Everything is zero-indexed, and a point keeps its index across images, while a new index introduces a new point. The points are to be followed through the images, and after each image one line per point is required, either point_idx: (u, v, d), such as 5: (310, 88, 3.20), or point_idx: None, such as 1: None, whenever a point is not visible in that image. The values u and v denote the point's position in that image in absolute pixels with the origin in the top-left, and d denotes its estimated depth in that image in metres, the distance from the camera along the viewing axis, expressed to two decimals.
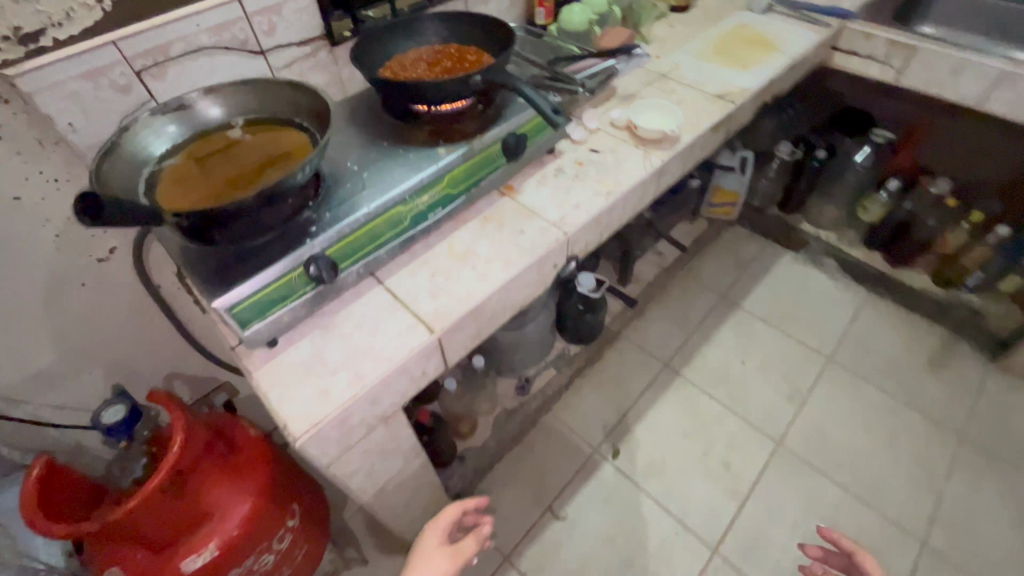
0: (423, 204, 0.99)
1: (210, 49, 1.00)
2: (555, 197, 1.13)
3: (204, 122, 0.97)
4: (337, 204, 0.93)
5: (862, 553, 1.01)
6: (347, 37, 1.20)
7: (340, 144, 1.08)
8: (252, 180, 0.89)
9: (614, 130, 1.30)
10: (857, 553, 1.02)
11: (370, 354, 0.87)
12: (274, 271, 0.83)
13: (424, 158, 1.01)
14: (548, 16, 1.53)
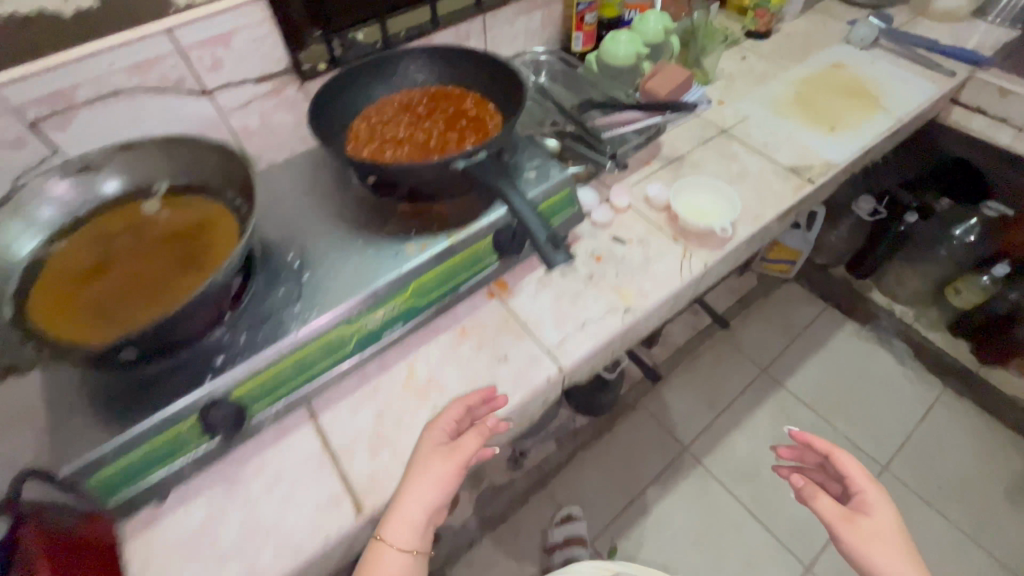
0: (376, 320, 0.76)
1: (134, 91, 0.79)
2: (558, 307, 0.88)
3: (119, 189, 0.78)
4: (261, 320, 0.72)
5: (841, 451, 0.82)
6: (322, 71, 0.96)
7: (291, 219, 0.86)
8: (149, 283, 0.70)
9: (649, 211, 1.01)
10: (833, 453, 0.83)
11: (275, 536, 0.66)
12: (154, 421, 0.63)
13: (386, 256, 0.78)
14: (587, 41, 1.23)
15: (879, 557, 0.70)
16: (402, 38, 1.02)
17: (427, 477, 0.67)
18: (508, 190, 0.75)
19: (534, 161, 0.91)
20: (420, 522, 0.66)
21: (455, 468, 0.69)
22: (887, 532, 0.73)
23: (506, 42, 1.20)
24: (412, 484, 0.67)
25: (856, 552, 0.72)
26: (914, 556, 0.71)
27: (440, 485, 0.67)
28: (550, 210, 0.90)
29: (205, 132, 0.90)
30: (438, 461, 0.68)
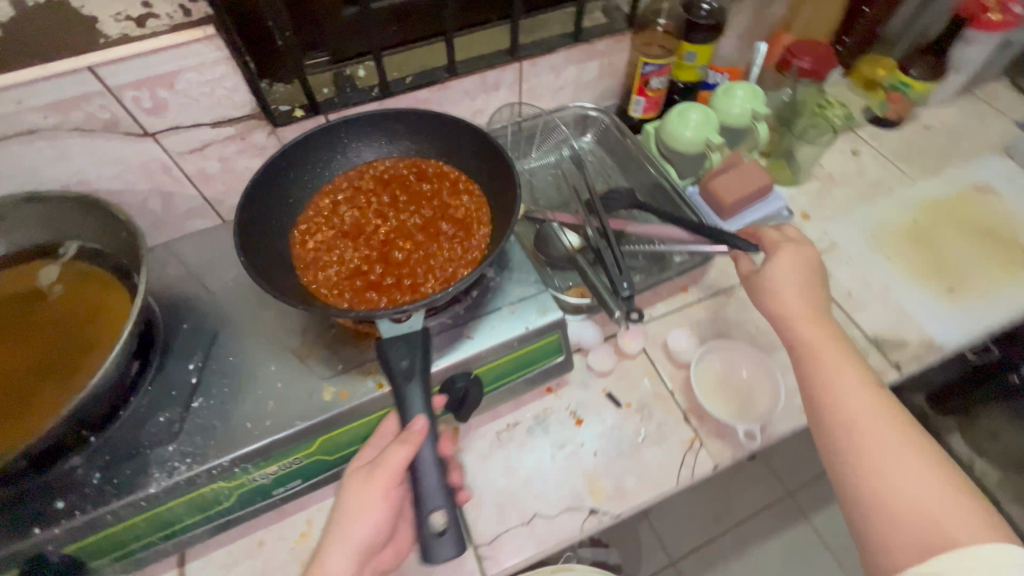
0: (266, 477, 0.62)
1: (53, 132, 0.66)
2: (506, 485, 0.70)
3: (21, 246, 0.67)
4: (123, 456, 0.59)
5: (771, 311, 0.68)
6: (297, 118, 0.78)
7: (217, 307, 0.71)
8: (11, 387, 0.59)
9: (663, 365, 0.79)
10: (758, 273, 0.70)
11: None
12: None
13: (295, 398, 0.62)
14: (650, 109, 0.97)
15: (800, 331, 0.63)
16: (407, 83, 0.82)
17: (343, 514, 0.55)
18: (409, 392, 0.58)
19: (520, 292, 0.71)
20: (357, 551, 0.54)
21: (354, 480, 0.56)
22: (794, 295, 0.65)
23: (547, 93, 0.97)
24: (333, 530, 0.55)
25: (788, 330, 0.64)
26: (831, 327, 0.63)
27: (354, 500, 0.55)
28: (525, 360, 0.70)
29: (148, 176, 0.76)
30: (348, 482, 0.57)
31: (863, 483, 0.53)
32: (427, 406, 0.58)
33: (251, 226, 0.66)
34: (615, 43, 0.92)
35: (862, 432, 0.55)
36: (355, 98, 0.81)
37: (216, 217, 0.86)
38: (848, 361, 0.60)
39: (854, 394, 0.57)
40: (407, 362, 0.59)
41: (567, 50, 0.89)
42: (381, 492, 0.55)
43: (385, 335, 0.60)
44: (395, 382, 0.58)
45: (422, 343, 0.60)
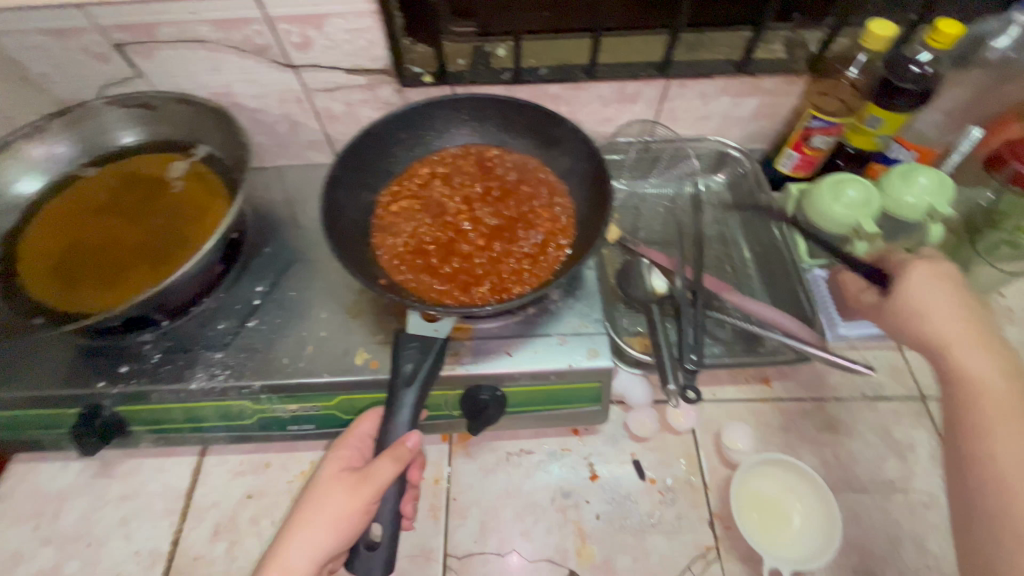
0: (285, 411, 0.65)
1: (215, 44, 0.72)
2: (497, 509, 0.67)
3: (167, 137, 0.76)
4: (181, 347, 0.65)
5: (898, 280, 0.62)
6: (424, 83, 0.78)
7: (299, 240, 0.76)
8: (118, 255, 0.67)
9: (707, 453, 0.70)
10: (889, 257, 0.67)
11: (89, 552, 0.65)
12: (44, 399, 0.63)
13: (331, 351, 0.65)
14: (802, 167, 0.85)
15: (946, 329, 0.56)
16: (540, 74, 0.79)
17: (312, 512, 0.54)
18: (402, 397, 0.58)
19: (577, 324, 0.67)
20: (320, 557, 0.53)
21: (337, 480, 0.56)
22: (939, 286, 0.58)
23: (687, 119, 0.87)
24: (297, 525, 0.54)
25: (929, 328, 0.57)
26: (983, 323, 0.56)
27: (331, 501, 0.54)
28: (558, 395, 0.66)
29: (283, 103, 0.81)
30: (331, 481, 0.56)
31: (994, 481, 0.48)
32: (413, 416, 0.59)
33: (347, 179, 0.69)
34: (784, 83, 0.80)
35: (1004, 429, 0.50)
36: (484, 77, 0.79)
37: (331, 155, 0.90)
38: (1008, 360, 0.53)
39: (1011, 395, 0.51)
40: (412, 367, 0.59)
41: (724, 79, 0.79)
42: (360, 504, 0.54)
43: (408, 331, 0.61)
44: (394, 382, 0.59)
45: (434, 353, 0.60)
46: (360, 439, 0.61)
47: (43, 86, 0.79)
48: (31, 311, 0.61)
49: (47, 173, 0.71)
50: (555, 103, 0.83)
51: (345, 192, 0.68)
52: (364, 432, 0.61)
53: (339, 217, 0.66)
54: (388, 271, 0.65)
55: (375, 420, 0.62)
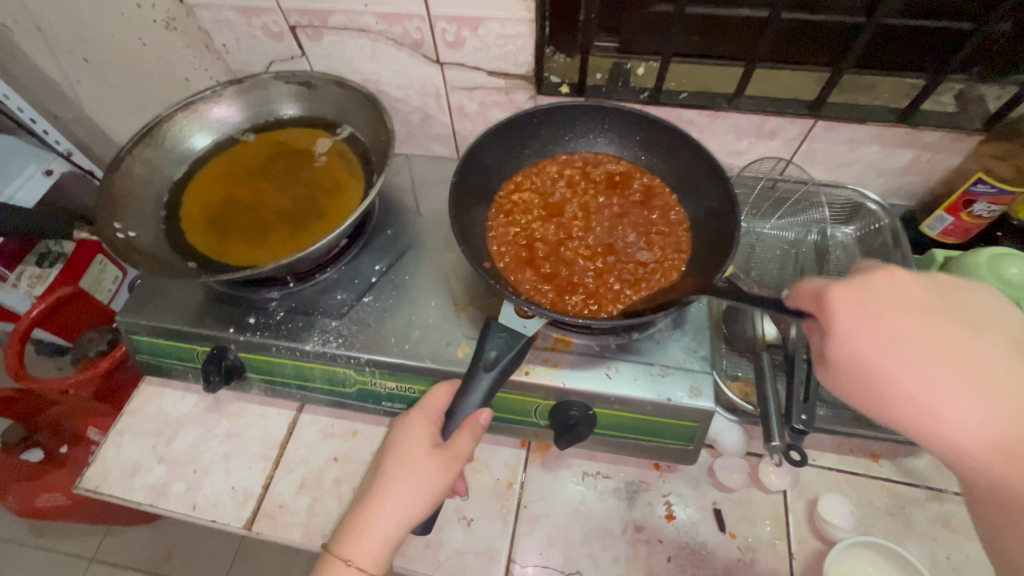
0: (384, 387, 0.68)
1: (377, 35, 0.77)
2: (565, 526, 0.67)
3: (319, 115, 0.82)
4: (302, 309, 0.70)
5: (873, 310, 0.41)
6: (561, 93, 0.80)
7: (418, 228, 0.79)
8: (262, 216, 0.73)
9: (797, 520, 0.66)
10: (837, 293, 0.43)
11: (194, 478, 0.71)
12: (184, 334, 0.70)
13: (435, 339, 0.67)
14: (954, 232, 0.77)
15: (887, 356, 0.39)
16: (679, 98, 0.77)
17: (404, 479, 0.53)
18: (476, 382, 0.57)
19: (680, 358, 0.65)
20: (409, 523, 0.53)
21: (431, 454, 0.54)
22: (905, 295, 0.41)
23: (826, 163, 0.83)
24: (389, 489, 0.53)
25: (855, 348, 0.40)
26: (975, 344, 0.37)
27: (422, 473, 0.53)
28: (649, 427, 0.65)
29: (422, 96, 0.85)
30: (423, 454, 0.54)
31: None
32: (484, 400, 0.57)
33: (475, 177, 0.71)
34: (948, 139, 0.73)
35: (1011, 487, 0.35)
36: (621, 95, 0.78)
37: (454, 150, 0.94)
38: (986, 392, 0.36)
39: (984, 438, 0.35)
40: (494, 354, 0.58)
41: (879, 126, 0.74)
42: (449, 480, 0.54)
43: (499, 320, 0.60)
44: (473, 366, 0.58)
45: (518, 346, 0.58)
46: (432, 413, 0.57)
47: (222, 56, 0.90)
48: (187, 255, 0.68)
49: (217, 134, 0.80)
50: (687, 129, 0.81)
51: (473, 190, 0.71)
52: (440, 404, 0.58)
53: (465, 213, 0.68)
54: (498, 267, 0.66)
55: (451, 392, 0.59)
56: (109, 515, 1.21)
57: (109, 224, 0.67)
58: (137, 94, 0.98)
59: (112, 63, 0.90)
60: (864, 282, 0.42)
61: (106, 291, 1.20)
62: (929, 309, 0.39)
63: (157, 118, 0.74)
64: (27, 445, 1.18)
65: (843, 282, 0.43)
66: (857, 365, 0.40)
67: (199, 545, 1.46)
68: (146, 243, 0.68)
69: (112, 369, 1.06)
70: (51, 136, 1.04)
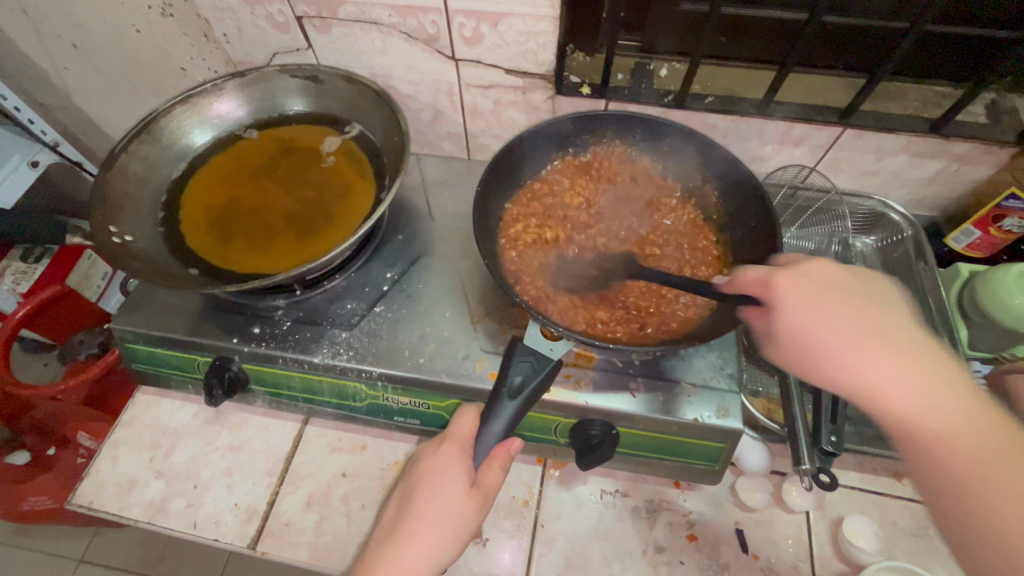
0: (396, 402, 0.66)
1: (390, 28, 0.73)
2: (584, 546, 0.65)
3: (327, 111, 0.77)
4: (310, 320, 0.67)
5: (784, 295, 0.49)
6: (582, 94, 0.76)
7: (431, 233, 0.76)
8: (266, 220, 0.70)
9: (820, 542, 0.65)
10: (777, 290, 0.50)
11: (194, 493, 0.68)
12: (183, 343, 0.66)
13: (451, 353, 0.64)
14: (980, 247, 0.76)
15: (830, 329, 0.46)
16: (704, 102, 0.74)
17: (438, 518, 0.51)
18: (501, 408, 0.55)
19: (707, 376, 0.62)
20: (438, 566, 0.51)
21: (466, 495, 0.53)
22: (835, 280, 0.50)
23: (850, 172, 0.80)
24: (418, 532, 0.51)
25: (801, 322, 0.48)
26: (884, 325, 0.46)
27: (458, 514, 0.52)
28: (675, 447, 0.62)
29: (434, 93, 0.82)
30: (460, 495, 0.52)
31: (951, 478, 0.42)
32: (508, 428, 0.55)
33: (493, 181, 0.68)
34: (979, 151, 0.71)
35: (946, 442, 0.42)
36: (644, 97, 0.75)
37: (465, 150, 0.90)
38: (911, 372, 0.43)
39: (910, 404, 0.43)
40: (521, 380, 0.56)
41: (910, 136, 0.71)
42: (479, 519, 0.54)
43: (525, 341, 0.58)
44: (498, 391, 0.56)
45: (546, 371, 0.56)
46: (461, 442, 0.55)
47: (222, 45, 0.83)
48: (187, 261, 0.65)
49: (218, 130, 0.76)
50: (711, 133, 0.78)
51: (491, 196, 0.68)
52: (468, 432, 0.56)
53: (484, 221, 0.65)
54: (521, 286, 0.64)
55: (478, 418, 0.56)
56: (94, 521, 1.16)
57: (103, 227, 0.63)
58: (130, 83, 0.92)
59: (106, 47, 0.85)
60: (802, 268, 0.51)
61: (94, 288, 1.14)
62: (846, 293, 0.48)
63: (155, 113, 0.70)
64: (12, 448, 1.12)
65: (789, 271, 0.50)
66: (806, 336, 0.47)
67: (189, 548, 1.42)
68: (144, 248, 0.64)
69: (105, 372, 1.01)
70: (36, 125, 0.97)
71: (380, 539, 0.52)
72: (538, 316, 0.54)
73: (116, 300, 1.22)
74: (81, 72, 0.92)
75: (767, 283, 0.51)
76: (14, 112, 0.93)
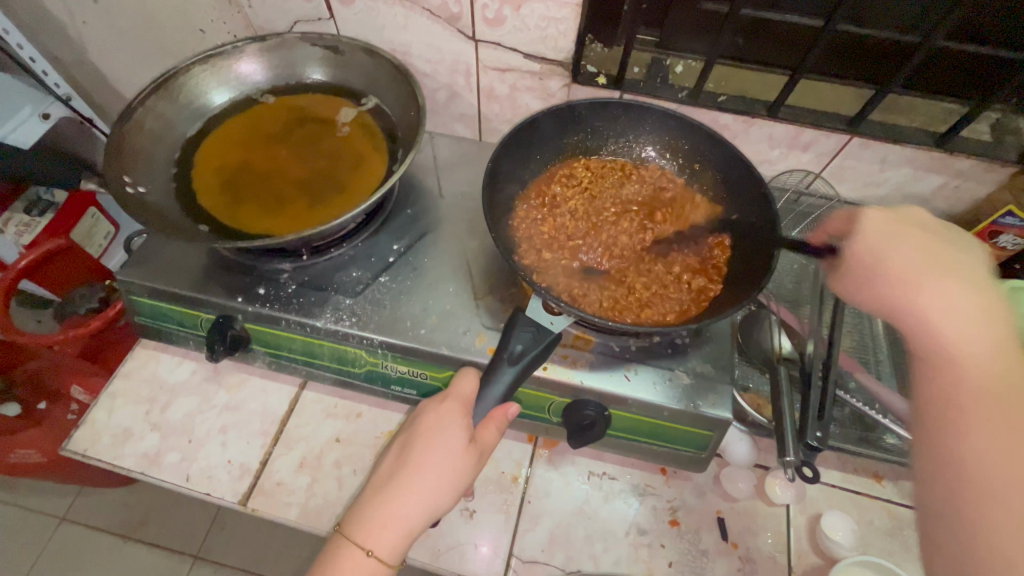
0: (394, 370, 0.67)
1: (414, 5, 0.74)
2: (568, 525, 0.66)
3: (345, 82, 0.78)
4: (315, 285, 0.68)
5: (917, 232, 0.52)
6: (597, 83, 0.77)
7: (438, 210, 0.77)
8: (278, 184, 0.70)
9: (797, 535, 0.66)
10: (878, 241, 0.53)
11: (188, 448, 0.69)
12: (189, 300, 0.67)
13: (452, 327, 0.65)
14: None
15: (915, 265, 0.49)
16: (717, 101, 0.76)
17: (435, 476, 0.52)
18: (500, 373, 0.56)
19: (701, 366, 0.64)
20: (432, 519, 0.52)
21: (465, 450, 0.54)
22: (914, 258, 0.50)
23: (854, 181, 0.82)
24: (412, 487, 0.52)
25: (881, 252, 0.52)
26: (966, 270, 0.48)
27: (456, 468, 0.53)
28: (664, 433, 0.64)
29: (452, 73, 0.82)
30: (459, 450, 0.53)
31: (967, 460, 0.41)
32: (506, 394, 0.57)
33: (504, 164, 0.69)
34: (980, 168, 0.73)
35: (975, 390, 0.43)
36: (659, 92, 0.77)
37: (477, 132, 0.91)
38: (975, 309, 0.46)
39: (970, 338, 0.44)
40: (522, 348, 0.57)
41: (916, 148, 0.73)
42: (474, 475, 0.55)
43: (527, 313, 0.60)
44: (499, 357, 0.57)
45: (546, 341, 0.57)
46: (462, 401, 0.56)
47: (245, 10, 0.83)
48: (198, 218, 0.65)
49: (235, 92, 0.76)
50: (721, 133, 0.79)
51: (503, 178, 0.69)
52: (469, 392, 0.57)
53: (493, 201, 0.66)
54: (530, 268, 0.65)
55: (478, 380, 0.58)
56: (78, 477, 1.16)
57: (118, 178, 0.63)
58: (148, 42, 0.93)
59: (128, 2, 0.85)
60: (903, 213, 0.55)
61: (96, 246, 1.15)
62: (940, 234, 0.52)
63: (174, 69, 0.70)
64: (5, 398, 1.12)
65: (882, 209, 0.55)
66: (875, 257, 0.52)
67: (175, 510, 1.44)
68: (156, 202, 0.64)
69: (109, 322, 1.00)
70: (50, 77, 0.99)
71: (377, 485, 0.54)
72: (541, 290, 0.55)
73: (117, 258, 1.23)
74: (99, 26, 0.91)
75: (854, 219, 0.56)
76: (30, 63, 0.94)
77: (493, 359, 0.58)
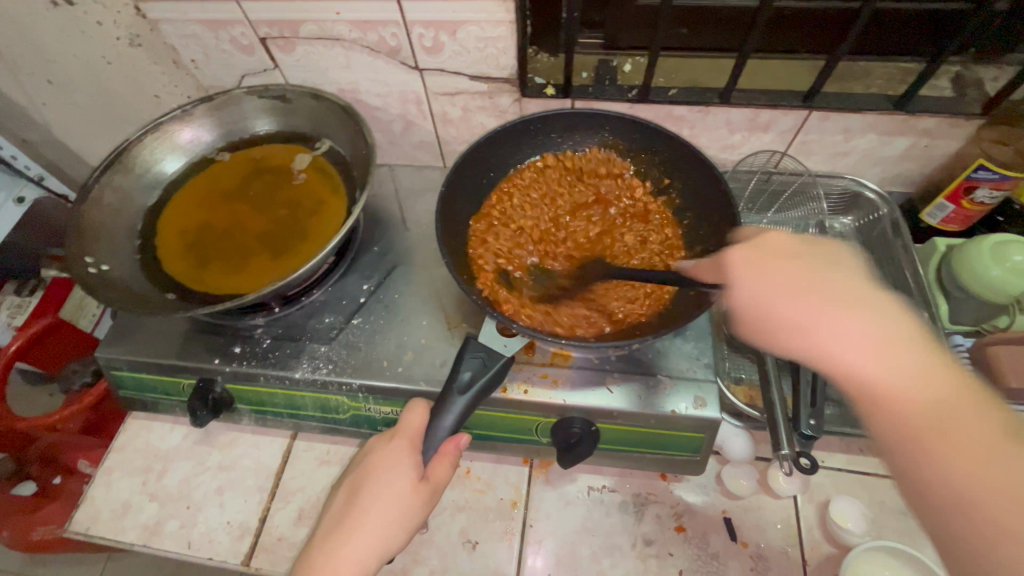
0: (379, 412, 0.66)
1: (353, 45, 0.74)
2: (574, 544, 0.65)
3: (296, 129, 0.79)
4: (290, 336, 0.68)
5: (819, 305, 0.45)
6: (546, 95, 0.76)
7: (406, 243, 0.77)
8: (241, 241, 0.71)
9: (808, 525, 0.65)
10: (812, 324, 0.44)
11: (187, 515, 0.69)
12: (168, 369, 0.67)
13: (428, 360, 0.65)
14: (955, 220, 0.77)
15: (781, 295, 0.47)
16: (668, 94, 0.74)
17: (386, 516, 0.50)
18: (451, 404, 0.55)
19: (683, 367, 0.63)
20: (383, 560, 0.50)
21: (415, 488, 0.51)
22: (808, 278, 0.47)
23: (822, 154, 0.80)
24: (361, 526, 0.49)
25: (757, 292, 0.48)
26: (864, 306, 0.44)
27: (405, 507, 0.51)
28: (657, 441, 0.63)
29: (403, 103, 0.82)
30: (409, 489, 0.51)
31: (949, 502, 0.37)
32: (458, 424, 0.55)
33: (456, 189, 0.69)
34: (947, 125, 0.71)
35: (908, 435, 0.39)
36: (609, 94, 0.76)
37: (439, 158, 0.91)
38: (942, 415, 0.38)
39: (884, 366, 0.41)
40: (470, 375, 0.56)
41: (875, 114, 0.71)
42: (424, 512, 0.53)
43: (480, 338, 0.59)
44: (448, 387, 0.56)
45: (497, 367, 0.56)
46: (411, 437, 0.54)
47: (192, 71, 0.89)
48: (163, 287, 0.66)
49: (189, 155, 0.77)
50: (679, 125, 0.78)
51: (461, 205, 0.69)
52: (419, 425, 0.54)
53: (453, 231, 0.66)
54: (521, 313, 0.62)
55: (427, 412, 0.55)
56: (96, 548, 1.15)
57: (79, 259, 0.64)
58: None
59: None
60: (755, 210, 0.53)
61: (87, 318, 1.13)
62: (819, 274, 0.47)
63: (125, 143, 0.71)
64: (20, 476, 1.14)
65: (746, 244, 0.51)
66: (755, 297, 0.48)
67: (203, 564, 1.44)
68: (121, 276, 0.65)
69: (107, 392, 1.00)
70: (19, 161, 0.88)
71: (325, 531, 0.51)
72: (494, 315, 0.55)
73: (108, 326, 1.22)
74: None
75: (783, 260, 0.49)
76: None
77: (443, 390, 0.57)
